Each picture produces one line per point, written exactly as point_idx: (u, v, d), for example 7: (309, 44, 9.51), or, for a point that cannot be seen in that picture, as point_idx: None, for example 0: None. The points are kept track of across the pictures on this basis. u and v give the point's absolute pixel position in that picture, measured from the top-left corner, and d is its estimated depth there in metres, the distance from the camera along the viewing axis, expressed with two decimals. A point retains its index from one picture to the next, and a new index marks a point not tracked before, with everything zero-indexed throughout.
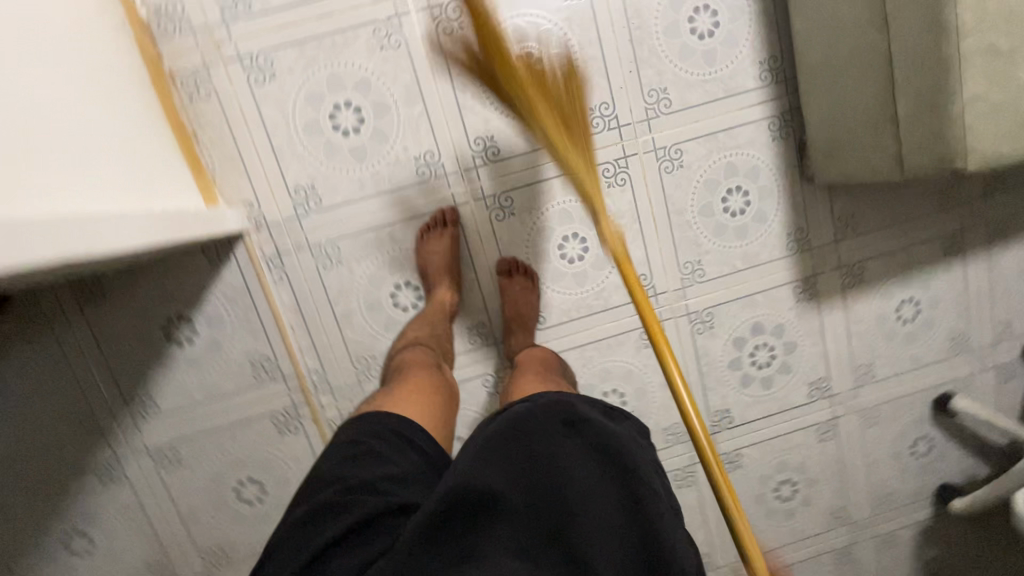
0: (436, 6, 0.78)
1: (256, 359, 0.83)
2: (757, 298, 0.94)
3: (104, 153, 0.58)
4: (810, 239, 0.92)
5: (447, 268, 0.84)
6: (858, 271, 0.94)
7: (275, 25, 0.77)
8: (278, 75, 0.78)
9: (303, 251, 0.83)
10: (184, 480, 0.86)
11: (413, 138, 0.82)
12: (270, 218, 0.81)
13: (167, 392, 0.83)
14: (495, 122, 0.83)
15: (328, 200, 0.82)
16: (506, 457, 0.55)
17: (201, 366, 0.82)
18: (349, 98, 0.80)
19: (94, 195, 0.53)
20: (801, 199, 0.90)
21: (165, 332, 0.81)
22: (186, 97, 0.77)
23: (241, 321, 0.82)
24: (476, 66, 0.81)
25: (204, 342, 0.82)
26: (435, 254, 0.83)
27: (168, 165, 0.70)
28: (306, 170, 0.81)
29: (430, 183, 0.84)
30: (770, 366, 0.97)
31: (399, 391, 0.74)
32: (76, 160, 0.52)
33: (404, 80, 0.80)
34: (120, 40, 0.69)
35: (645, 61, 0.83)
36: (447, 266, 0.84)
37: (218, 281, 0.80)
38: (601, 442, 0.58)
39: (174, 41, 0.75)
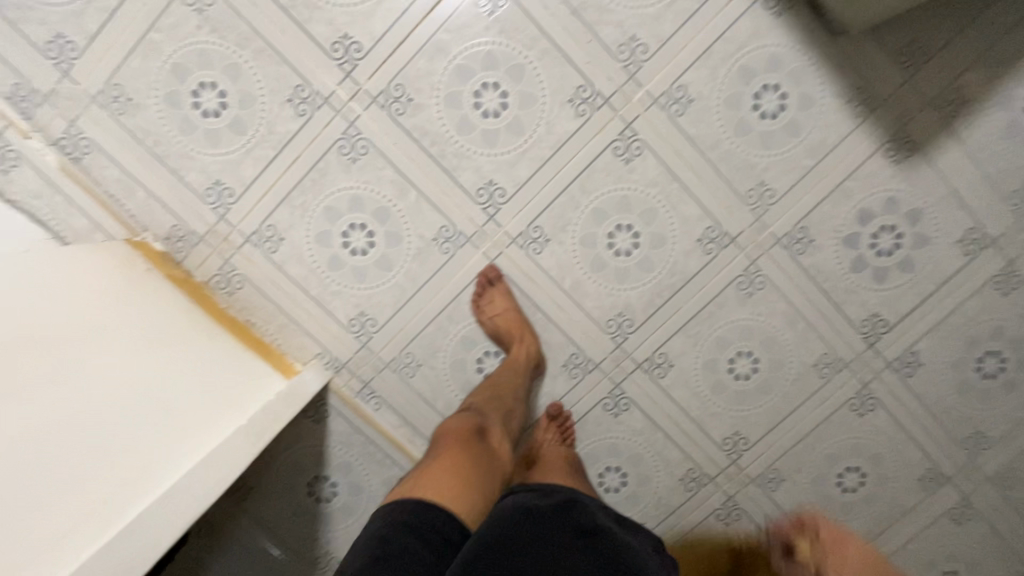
0: (379, 95, 0.77)
1: (394, 483, 0.86)
2: (848, 185, 0.80)
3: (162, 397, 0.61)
4: (877, 93, 0.77)
5: (515, 330, 0.80)
6: (954, 96, 0.76)
7: (260, 195, 0.80)
8: (284, 235, 0.81)
9: (383, 370, 0.85)
10: None
11: (422, 221, 0.81)
12: (342, 356, 0.84)
13: (339, 543, 0.88)
14: (486, 165, 0.79)
15: (380, 316, 0.83)
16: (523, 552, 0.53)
17: (354, 510, 0.87)
18: (350, 219, 0.81)
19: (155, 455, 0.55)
20: (843, 58, 0.76)
21: (312, 495, 0.86)
22: (226, 295, 0.82)
23: (366, 457, 0.86)
24: (442, 126, 0.78)
25: (345, 488, 0.86)
26: (506, 314, 0.80)
27: (238, 351, 0.77)
28: (349, 301, 0.83)
29: (458, 253, 0.82)
30: (900, 246, 0.82)
31: (443, 463, 0.63)
32: (155, 424, 0.57)
33: (387, 176, 0.79)
34: (151, 282, 0.76)
35: (599, 22, 0.75)
36: (519, 330, 0.81)
37: (329, 433, 0.85)
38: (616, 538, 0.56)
39: (192, 255, 0.81)
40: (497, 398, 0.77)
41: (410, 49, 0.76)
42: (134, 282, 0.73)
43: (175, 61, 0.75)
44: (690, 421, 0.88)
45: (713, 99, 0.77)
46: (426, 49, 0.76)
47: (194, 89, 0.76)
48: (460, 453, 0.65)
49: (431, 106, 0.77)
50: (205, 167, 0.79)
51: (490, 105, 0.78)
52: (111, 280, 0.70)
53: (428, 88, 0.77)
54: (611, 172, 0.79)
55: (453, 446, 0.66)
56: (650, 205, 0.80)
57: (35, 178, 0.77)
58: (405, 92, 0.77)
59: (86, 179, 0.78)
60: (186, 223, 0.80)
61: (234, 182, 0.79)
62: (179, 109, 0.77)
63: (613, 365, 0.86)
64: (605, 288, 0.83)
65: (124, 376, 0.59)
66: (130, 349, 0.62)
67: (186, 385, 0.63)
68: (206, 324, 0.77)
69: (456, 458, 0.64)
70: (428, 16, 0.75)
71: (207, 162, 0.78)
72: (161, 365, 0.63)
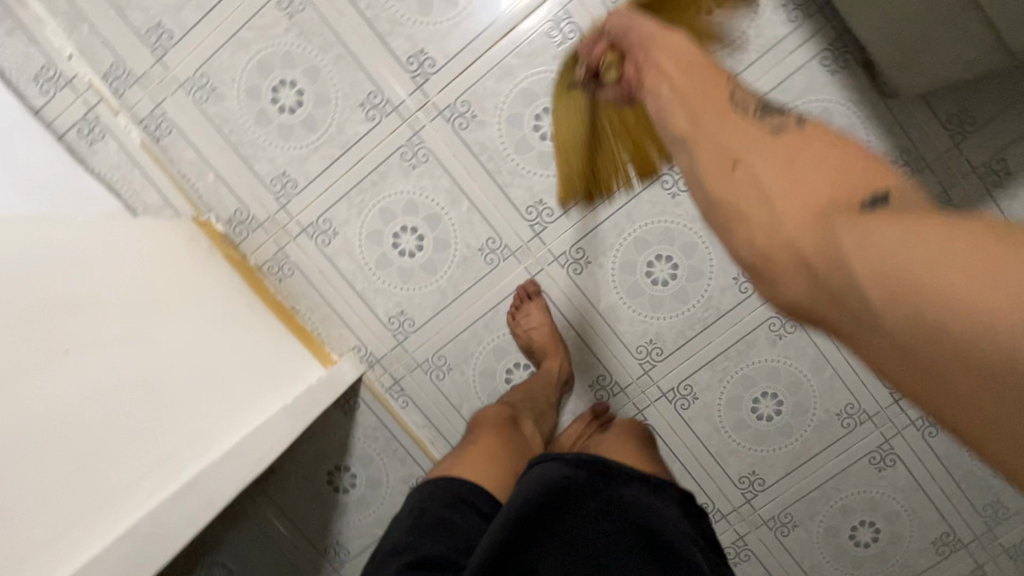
0: (446, 108, 0.81)
1: (413, 482, 0.88)
2: None
3: (166, 359, 0.57)
4: (922, 155, 0.79)
5: (551, 339, 0.83)
6: (999, 164, 0.78)
7: (321, 190, 0.84)
8: (338, 230, 0.84)
9: (415, 371, 0.87)
10: None
11: (472, 232, 0.84)
12: (377, 352, 0.87)
13: (350, 537, 0.89)
14: (539, 186, 0.83)
15: (420, 317, 0.86)
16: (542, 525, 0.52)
17: (368, 504, 0.89)
18: (403, 221, 0.84)
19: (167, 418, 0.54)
20: (891, 118, 0.79)
21: (332, 485, 0.88)
22: (276, 281, 0.86)
23: (389, 454, 0.88)
24: (502, 144, 0.82)
25: (363, 482, 0.88)
26: (542, 324, 0.83)
27: (281, 339, 0.79)
28: (391, 300, 0.86)
29: (502, 266, 0.85)
30: None
31: (479, 447, 0.65)
32: (172, 394, 0.55)
33: (444, 185, 0.83)
34: (210, 260, 0.79)
35: None
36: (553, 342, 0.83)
37: (357, 425, 0.87)
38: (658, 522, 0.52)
39: (250, 239, 0.85)
40: (529, 403, 0.78)
41: (480, 69, 0.80)
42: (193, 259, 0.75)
43: (261, 59, 0.81)
44: (708, 454, 0.89)
45: None
46: (495, 73, 0.80)
47: (274, 86, 0.82)
48: (488, 444, 0.66)
49: (493, 124, 0.81)
50: (274, 159, 0.83)
51: (549, 129, 0.82)
52: (174, 254, 0.72)
53: (492, 108, 0.81)
54: (657, 205, 0.82)
55: (480, 437, 0.68)
56: (691, 240, 0.83)
57: (116, 153, 0.82)
58: (470, 109, 0.81)
59: (163, 158, 0.83)
60: (248, 209, 0.84)
61: (299, 175, 0.83)
62: (258, 102, 0.82)
63: (639, 390, 0.87)
64: (639, 314, 0.85)
65: (182, 348, 0.60)
66: (188, 325, 0.63)
67: (233, 368, 0.65)
68: (253, 308, 0.79)
69: (484, 449, 0.65)
70: (499, 42, 0.79)
71: (276, 155, 0.83)
72: (213, 344, 0.65)
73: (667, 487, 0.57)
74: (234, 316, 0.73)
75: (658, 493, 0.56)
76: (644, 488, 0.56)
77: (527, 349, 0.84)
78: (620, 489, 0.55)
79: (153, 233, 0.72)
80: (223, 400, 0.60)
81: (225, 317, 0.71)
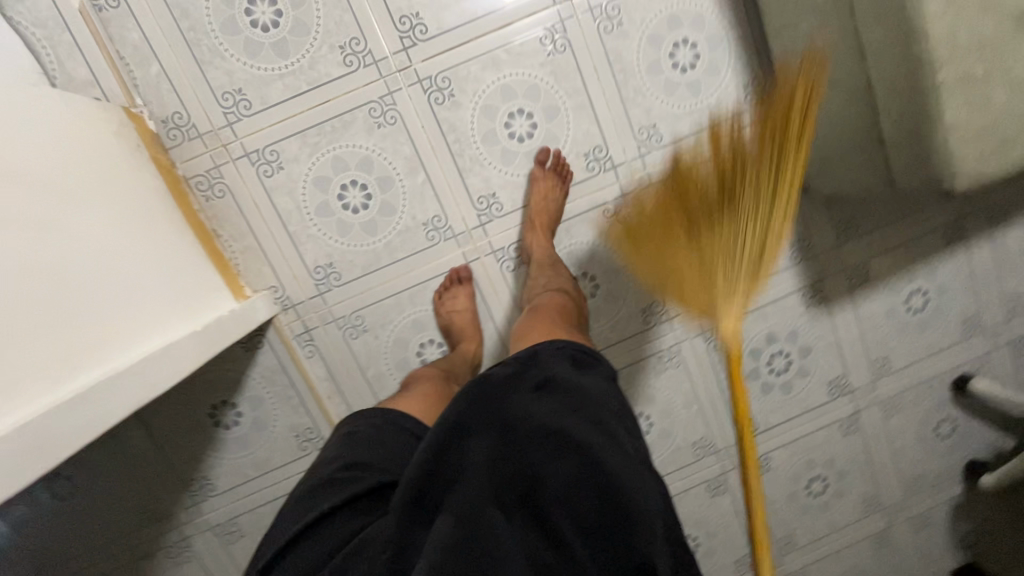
0: (426, 79, 0.81)
1: (300, 432, 0.88)
2: (768, 308, 0.96)
3: (75, 254, 0.54)
4: (813, 246, 0.94)
5: (468, 329, 0.87)
6: (863, 268, 0.95)
7: (276, 119, 0.80)
8: (285, 165, 0.81)
9: (329, 325, 0.87)
10: (246, 552, 0.91)
11: (421, 205, 0.85)
12: (295, 297, 0.85)
13: (219, 474, 0.87)
14: (496, 181, 0.86)
15: (348, 274, 0.86)
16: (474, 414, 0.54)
17: (248, 445, 0.87)
18: (354, 176, 0.83)
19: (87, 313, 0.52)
20: (798, 209, 0.92)
21: (212, 419, 0.85)
22: (203, 199, 0.81)
23: (281, 400, 0.87)
24: (472, 130, 0.84)
25: (248, 422, 0.86)
26: (458, 311, 0.86)
27: (193, 260, 0.75)
28: (322, 250, 0.85)
29: (442, 246, 0.87)
30: (787, 371, 0.99)
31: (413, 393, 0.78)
32: (85, 289, 0.53)
33: (405, 152, 0.83)
34: (131, 157, 0.72)
35: (632, 101, 0.85)
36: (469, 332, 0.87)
37: (255, 366, 0.85)
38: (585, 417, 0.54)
39: (184, 148, 0.79)
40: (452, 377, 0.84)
41: (469, 52, 0.81)
42: (111, 151, 0.69)
43: None
44: None
45: None
46: (483, 61, 0.82)
47: None
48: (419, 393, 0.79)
49: (468, 108, 0.83)
50: (231, 71, 0.78)
51: (518, 130, 0.85)
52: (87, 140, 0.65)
53: (471, 93, 0.82)
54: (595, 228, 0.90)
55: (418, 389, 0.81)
56: (615, 267, 0.91)
57: (45, 8, 0.72)
58: (449, 88, 0.82)
59: (101, 31, 0.74)
60: (189, 115, 0.78)
61: (255, 97, 0.79)
62: (229, 7, 0.76)
63: None
64: None
65: (78, 250, 0.55)
66: (89, 227, 0.58)
67: (134, 278, 0.61)
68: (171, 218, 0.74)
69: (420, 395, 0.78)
70: (494, 33, 0.81)
71: (235, 68, 0.78)
72: (114, 252, 0.60)
73: (595, 369, 0.60)
74: (143, 210, 0.69)
75: (586, 377, 0.59)
76: (576, 370, 0.59)
77: (446, 334, 0.88)
78: (547, 368, 0.58)
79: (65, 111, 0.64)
80: (132, 297, 0.59)
81: (133, 211, 0.67)
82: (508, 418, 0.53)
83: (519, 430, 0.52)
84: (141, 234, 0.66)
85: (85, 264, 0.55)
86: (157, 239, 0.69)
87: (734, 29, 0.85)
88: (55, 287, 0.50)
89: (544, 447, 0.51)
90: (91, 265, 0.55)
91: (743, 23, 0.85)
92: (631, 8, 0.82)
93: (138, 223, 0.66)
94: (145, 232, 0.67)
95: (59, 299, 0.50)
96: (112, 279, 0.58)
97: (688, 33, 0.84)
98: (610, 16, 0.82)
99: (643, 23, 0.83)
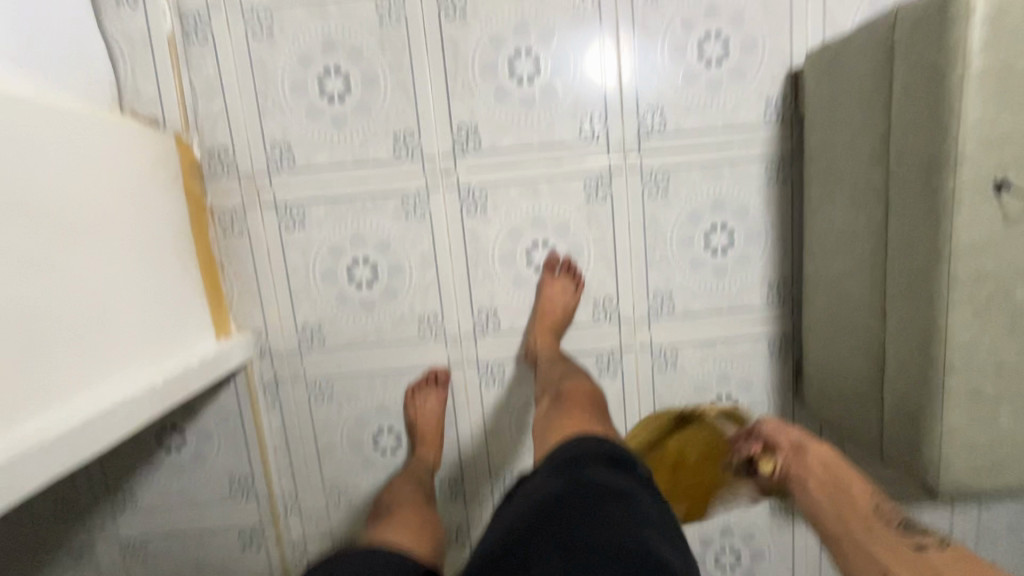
0: (465, 187, 0.83)
1: (236, 475, 0.87)
2: (732, 502, 0.93)
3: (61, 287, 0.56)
4: None
5: (432, 435, 0.86)
6: None
7: (313, 181, 0.82)
8: (307, 224, 0.83)
9: (298, 383, 0.87)
10: (146, 573, 0.90)
11: (422, 300, 0.86)
12: (275, 348, 0.86)
13: (146, 491, 0.87)
14: (501, 299, 0.86)
15: (332, 341, 0.86)
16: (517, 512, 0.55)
17: (182, 473, 0.87)
18: (368, 253, 0.84)
19: (59, 351, 0.55)
20: (791, 417, 0.90)
21: (158, 438, 0.86)
22: (221, 232, 0.83)
23: (228, 441, 0.86)
24: (493, 247, 0.84)
25: (190, 452, 0.86)
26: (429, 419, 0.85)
27: (183, 293, 0.76)
28: (316, 312, 0.85)
29: (429, 343, 0.87)
30: (733, 569, 0.95)
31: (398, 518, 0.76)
32: (65, 324, 0.56)
33: (423, 247, 0.84)
34: (160, 185, 0.74)
35: (655, 265, 0.85)
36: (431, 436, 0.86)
37: (214, 401, 0.85)
38: (621, 493, 0.54)
39: (219, 183, 0.81)
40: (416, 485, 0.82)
41: (512, 175, 0.83)
42: (139, 179, 0.70)
43: (330, 37, 0.79)
44: None
45: (689, 377, 0.88)
46: (524, 187, 0.83)
47: (327, 68, 0.79)
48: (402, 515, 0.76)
49: (495, 225, 0.84)
50: (285, 128, 0.80)
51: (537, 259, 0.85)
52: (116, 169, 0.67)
53: (502, 213, 0.83)
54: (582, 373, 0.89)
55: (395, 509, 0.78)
56: None
57: (139, 28, 0.77)
58: (484, 201, 0.83)
59: (183, 59, 0.78)
60: (234, 155, 0.81)
61: (300, 157, 0.81)
62: (304, 72, 0.79)
63: (477, 508, 0.92)
64: (517, 449, 0.90)
65: (57, 292, 0.56)
66: (78, 265, 0.59)
67: (105, 322, 0.61)
68: (175, 249, 0.75)
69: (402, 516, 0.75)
70: (542, 165, 0.83)
71: (290, 125, 0.80)
72: (96, 291, 0.60)
73: (628, 470, 0.58)
74: (156, 232, 0.72)
75: (623, 475, 0.58)
76: (610, 469, 0.58)
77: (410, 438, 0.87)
78: (580, 470, 0.57)
79: (104, 138, 0.66)
80: (106, 331, 0.61)
81: (145, 235, 0.70)
82: (539, 504, 0.54)
83: (549, 520, 0.52)
84: (145, 257, 0.69)
85: (69, 296, 0.57)
86: (161, 260, 0.72)
87: (774, 229, 0.84)
88: (29, 325, 0.52)
89: (570, 542, 0.50)
90: (76, 296, 0.58)
91: (785, 226, 0.84)
92: (680, 181, 0.83)
93: (143, 247, 0.69)
94: (149, 255, 0.70)
95: (19, 343, 0.51)
96: (95, 311, 0.60)
97: (728, 219, 0.84)
98: (658, 182, 0.83)
99: (688, 198, 0.83)
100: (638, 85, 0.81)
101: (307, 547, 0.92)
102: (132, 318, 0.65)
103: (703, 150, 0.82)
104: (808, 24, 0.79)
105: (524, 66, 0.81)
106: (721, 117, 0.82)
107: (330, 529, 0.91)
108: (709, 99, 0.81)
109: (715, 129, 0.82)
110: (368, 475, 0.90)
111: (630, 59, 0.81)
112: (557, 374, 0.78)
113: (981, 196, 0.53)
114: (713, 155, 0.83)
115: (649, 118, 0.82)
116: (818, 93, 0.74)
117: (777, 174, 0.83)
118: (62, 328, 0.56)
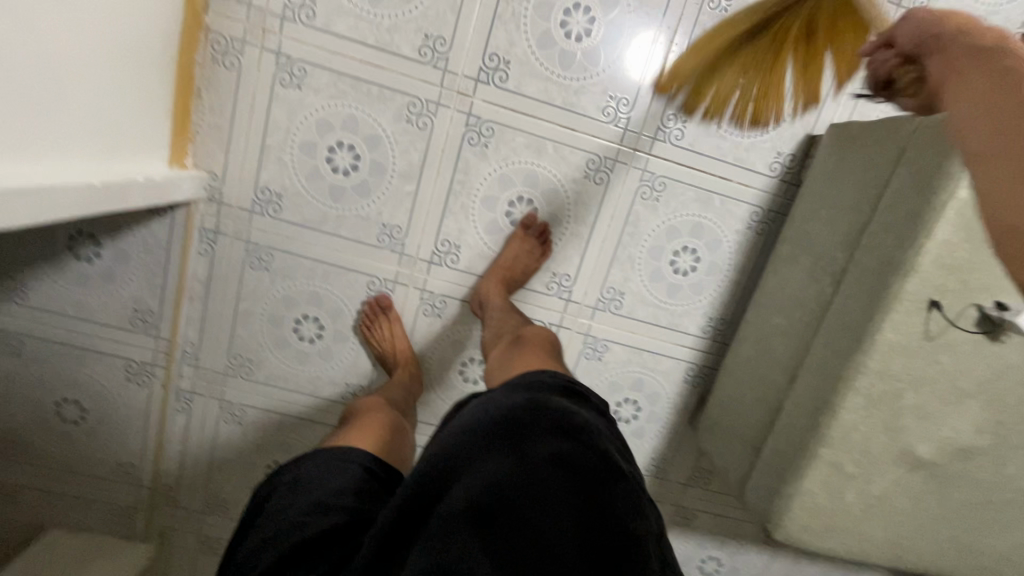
0: (475, 116, 0.80)
1: (144, 308, 0.84)
2: None
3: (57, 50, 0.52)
4: (668, 472, 0.99)
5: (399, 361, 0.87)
6: (690, 514, 1.02)
7: (325, 45, 0.77)
8: (304, 87, 0.78)
9: (238, 243, 0.84)
10: (13, 370, 0.85)
11: (393, 209, 0.84)
12: (226, 198, 0.81)
13: (40, 291, 0.82)
14: (468, 238, 0.86)
15: (288, 214, 0.83)
16: (470, 428, 0.49)
17: (86, 286, 0.82)
18: (356, 142, 0.81)
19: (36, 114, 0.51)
20: (679, 437, 0.97)
21: (69, 242, 0.80)
22: (209, 57, 0.76)
23: (145, 272, 0.82)
24: (480, 185, 0.84)
25: (101, 268, 0.81)
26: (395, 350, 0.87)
27: (145, 105, 0.69)
28: (282, 178, 0.82)
29: (384, 253, 0.86)
30: None
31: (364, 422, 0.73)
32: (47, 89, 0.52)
33: (412, 158, 0.82)
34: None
35: (621, 262, 0.88)
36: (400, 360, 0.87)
37: (144, 227, 0.80)
38: (581, 424, 0.50)
39: (226, 4, 0.74)
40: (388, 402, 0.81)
41: (525, 123, 0.81)
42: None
43: None
44: None
45: (608, 373, 0.93)
46: (531, 140, 0.82)
47: None
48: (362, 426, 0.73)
49: (490, 166, 0.83)
50: None
51: (516, 213, 0.86)
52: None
53: (501, 156, 0.82)
54: None
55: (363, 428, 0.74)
56: None
57: None
58: (488, 138, 0.81)
59: None
60: None
61: (321, 15, 0.76)
62: None
63: None
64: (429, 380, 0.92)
65: (55, 55, 0.52)
66: (77, 35, 0.54)
67: (60, 92, 0.54)
68: (147, 52, 0.67)
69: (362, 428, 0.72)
70: (556, 126, 0.82)
71: None
72: (79, 67, 0.56)
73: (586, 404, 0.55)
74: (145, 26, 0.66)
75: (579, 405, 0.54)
76: (563, 393, 0.54)
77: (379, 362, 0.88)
78: (541, 393, 0.52)
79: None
80: (75, 112, 0.57)
81: (137, 25, 0.64)
82: (494, 423, 0.49)
83: (507, 439, 0.47)
84: (130, 49, 0.64)
85: (61, 63, 0.53)
86: (140, 58, 0.67)
87: (735, 271, 0.89)
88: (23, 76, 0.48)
89: (529, 461, 0.46)
90: (65, 66, 0.54)
91: (745, 271, 0.89)
92: (674, 193, 0.85)
93: (131, 39, 0.64)
94: (133, 48, 0.64)
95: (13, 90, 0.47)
96: (73, 87, 0.56)
97: (700, 246, 0.88)
98: (654, 187, 0.85)
99: (673, 212, 0.86)
100: (674, 88, 0.81)
101: (193, 401, 0.90)
102: (99, 108, 0.61)
103: (704, 174, 0.85)
104: (842, 99, 0.83)
105: (577, 22, 0.78)
106: (732, 150, 0.84)
107: (223, 391, 0.90)
108: (729, 130, 0.83)
109: (722, 159, 0.84)
110: (279, 354, 0.89)
111: (677, 60, 0.80)
112: (511, 326, 0.80)
113: (914, 307, 0.59)
114: (712, 182, 0.85)
115: (670, 125, 0.83)
116: (823, 164, 0.78)
117: (757, 222, 0.87)
118: (44, 93, 0.52)
